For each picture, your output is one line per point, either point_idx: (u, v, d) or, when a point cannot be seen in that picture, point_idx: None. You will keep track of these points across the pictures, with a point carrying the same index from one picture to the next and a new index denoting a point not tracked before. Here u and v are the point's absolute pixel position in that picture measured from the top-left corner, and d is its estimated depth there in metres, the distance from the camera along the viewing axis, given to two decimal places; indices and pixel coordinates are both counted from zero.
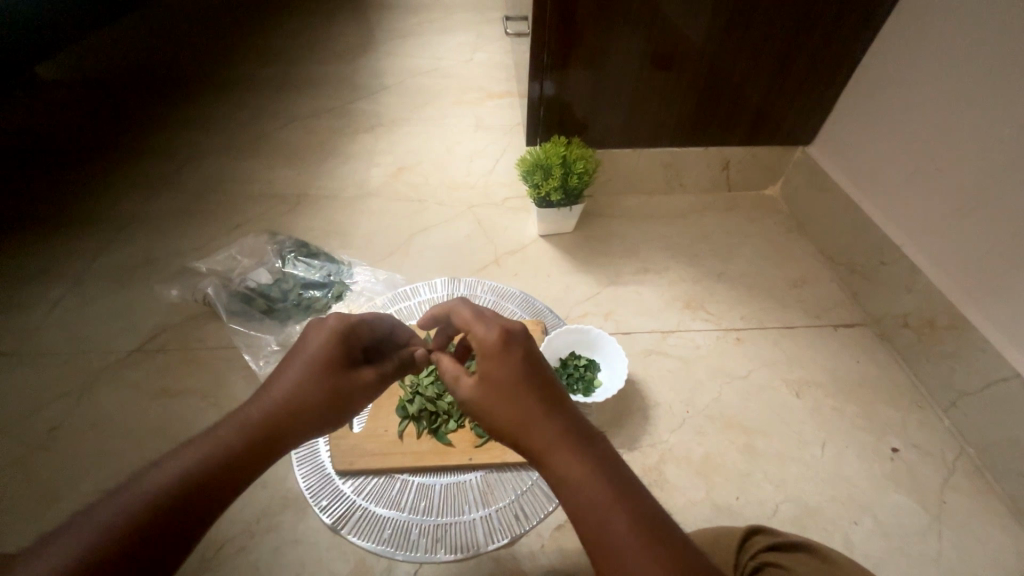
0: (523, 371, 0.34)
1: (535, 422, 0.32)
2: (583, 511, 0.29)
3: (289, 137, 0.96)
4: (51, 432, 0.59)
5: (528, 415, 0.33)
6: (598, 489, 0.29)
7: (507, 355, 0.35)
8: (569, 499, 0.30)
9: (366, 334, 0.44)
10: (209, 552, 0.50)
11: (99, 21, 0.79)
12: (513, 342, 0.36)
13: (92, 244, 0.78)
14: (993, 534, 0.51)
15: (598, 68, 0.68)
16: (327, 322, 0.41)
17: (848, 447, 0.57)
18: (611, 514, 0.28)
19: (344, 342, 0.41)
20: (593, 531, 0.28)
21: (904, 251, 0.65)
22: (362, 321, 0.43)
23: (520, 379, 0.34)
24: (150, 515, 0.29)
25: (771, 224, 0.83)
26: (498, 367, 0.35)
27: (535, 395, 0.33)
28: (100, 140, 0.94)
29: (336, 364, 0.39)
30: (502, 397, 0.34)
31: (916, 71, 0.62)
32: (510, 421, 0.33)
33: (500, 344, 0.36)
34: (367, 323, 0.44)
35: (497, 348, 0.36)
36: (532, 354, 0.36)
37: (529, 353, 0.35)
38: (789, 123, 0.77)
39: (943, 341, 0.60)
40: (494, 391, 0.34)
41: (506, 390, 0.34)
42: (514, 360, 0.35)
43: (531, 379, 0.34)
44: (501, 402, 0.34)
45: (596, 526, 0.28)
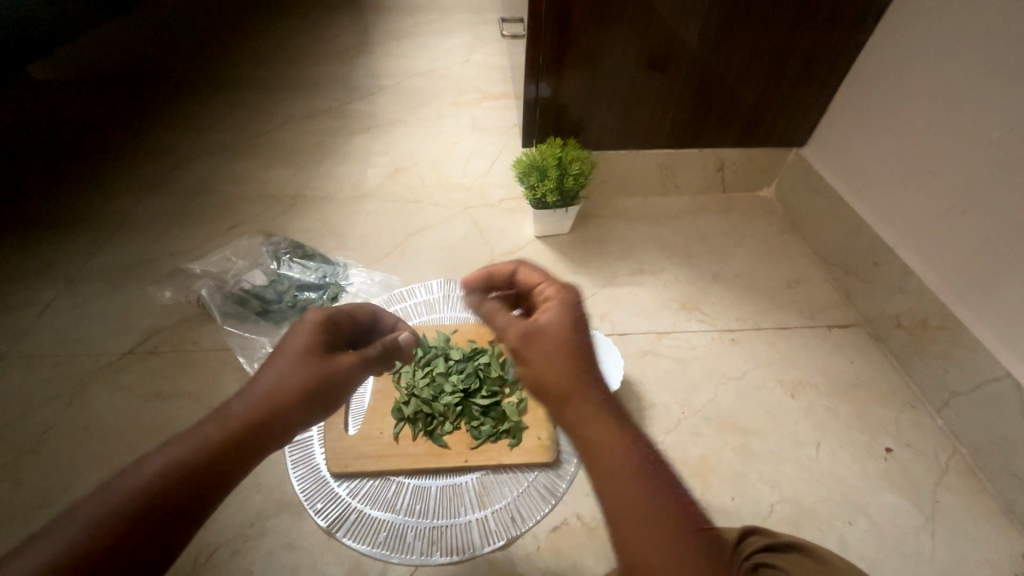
0: (578, 335, 0.35)
1: (580, 385, 0.32)
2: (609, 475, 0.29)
3: (285, 138, 0.96)
4: (42, 434, 0.58)
5: (574, 376, 0.32)
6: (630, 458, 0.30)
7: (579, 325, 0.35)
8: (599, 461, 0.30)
9: (347, 326, 0.44)
10: (202, 556, 0.50)
11: (93, 22, 0.79)
12: (575, 307, 0.36)
13: (84, 244, 0.78)
14: (986, 533, 0.52)
15: (593, 70, 0.68)
16: (308, 315, 0.41)
17: (842, 448, 0.58)
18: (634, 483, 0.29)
19: (325, 333, 0.41)
20: (616, 497, 0.28)
21: (897, 252, 0.66)
22: (341, 313, 0.44)
23: (574, 341, 0.34)
24: (134, 515, 0.29)
25: (766, 225, 0.83)
26: (555, 325, 0.35)
27: (581, 360, 0.33)
28: (94, 140, 0.94)
29: (319, 353, 0.39)
30: (550, 352, 0.33)
31: (908, 74, 0.62)
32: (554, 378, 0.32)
33: (575, 313, 0.36)
34: (347, 312, 0.44)
35: (559, 308, 0.36)
36: (581, 322, 0.36)
37: (588, 321, 0.36)
38: (783, 125, 0.78)
39: (936, 342, 0.60)
40: (544, 346, 0.34)
41: (556, 350, 0.33)
42: (570, 326, 0.35)
43: (581, 345, 0.34)
44: (547, 359, 0.33)
45: (619, 491, 0.29)
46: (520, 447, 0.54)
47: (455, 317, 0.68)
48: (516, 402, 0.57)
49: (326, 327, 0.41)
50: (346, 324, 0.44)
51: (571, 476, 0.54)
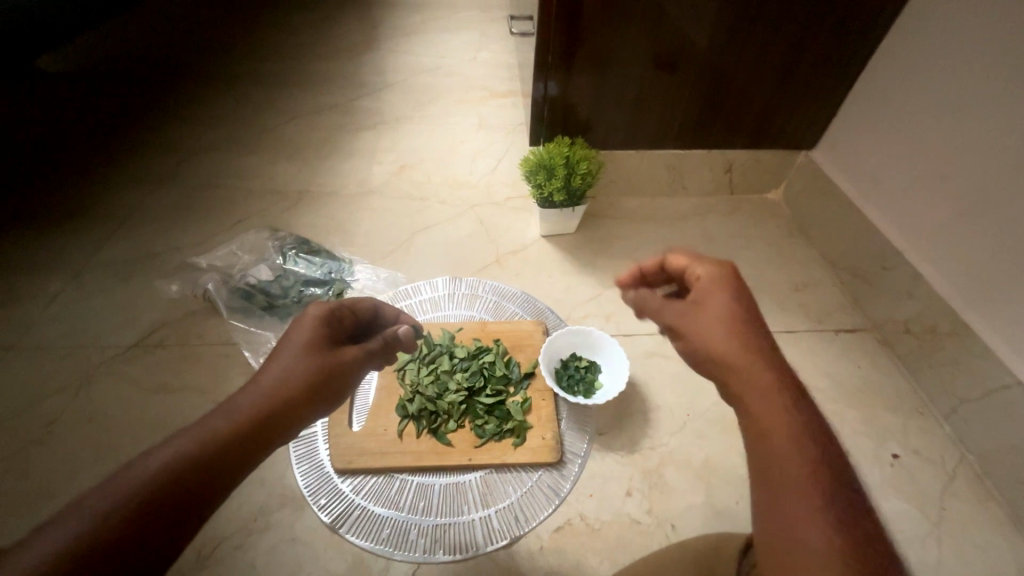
0: (748, 317, 0.35)
1: (756, 360, 0.33)
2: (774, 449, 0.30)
3: (292, 133, 0.96)
4: (48, 426, 0.58)
5: (746, 350, 0.33)
6: (795, 435, 0.30)
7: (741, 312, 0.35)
8: (766, 432, 0.30)
9: (350, 320, 0.45)
10: (206, 550, 0.50)
11: (101, 15, 0.79)
12: (742, 282, 0.37)
13: (91, 237, 0.78)
14: (993, 541, 0.51)
15: (603, 69, 0.68)
16: (310, 310, 0.42)
17: (848, 453, 0.57)
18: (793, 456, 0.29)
19: (327, 327, 0.42)
20: (778, 467, 0.29)
21: (906, 257, 0.65)
22: (343, 308, 0.44)
23: (744, 319, 0.35)
24: (143, 506, 0.29)
25: (773, 228, 0.83)
26: (723, 301, 0.36)
27: (755, 339, 0.34)
28: (102, 134, 0.94)
29: (324, 347, 0.40)
30: (716, 323, 0.35)
31: (921, 78, 0.62)
32: (721, 351, 0.34)
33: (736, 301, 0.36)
34: (349, 307, 0.45)
35: (722, 289, 0.37)
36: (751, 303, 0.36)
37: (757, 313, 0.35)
38: (793, 127, 0.77)
39: (945, 348, 0.60)
40: (710, 314, 0.35)
41: (722, 326, 0.34)
42: (740, 305, 0.35)
43: (753, 323, 0.35)
44: (718, 334, 0.34)
45: (777, 461, 0.29)
46: (524, 446, 0.54)
47: (460, 315, 0.68)
48: (521, 401, 0.57)
49: (328, 322, 0.42)
50: (348, 318, 0.44)
51: (574, 475, 0.54)
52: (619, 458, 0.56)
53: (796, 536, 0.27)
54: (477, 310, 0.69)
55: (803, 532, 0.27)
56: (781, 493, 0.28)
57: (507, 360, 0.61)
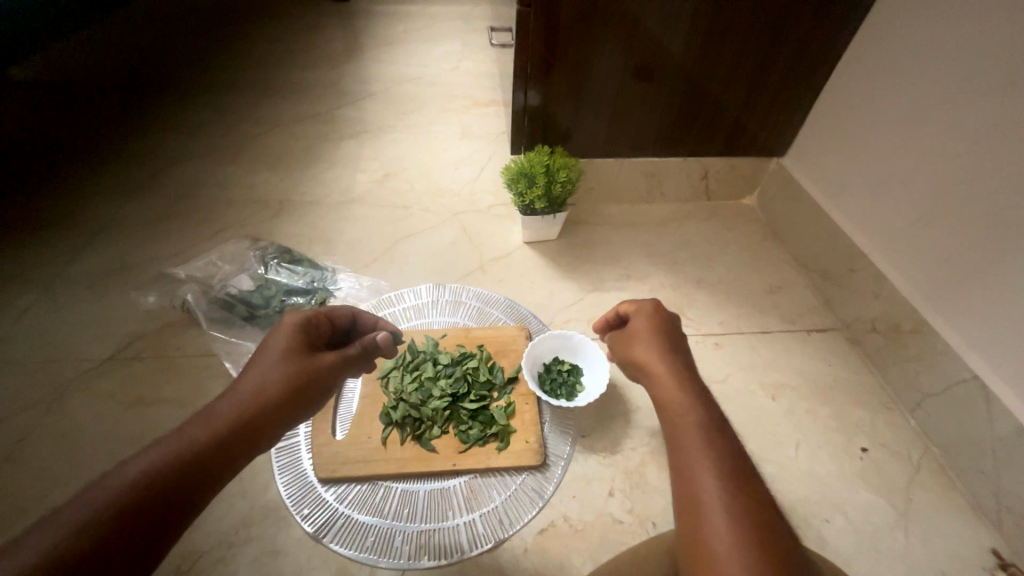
0: (668, 329, 0.47)
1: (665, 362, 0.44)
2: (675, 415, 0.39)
3: (273, 142, 0.96)
4: (20, 442, 0.57)
5: (660, 351, 0.45)
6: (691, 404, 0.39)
7: (659, 330, 0.47)
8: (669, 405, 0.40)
9: (325, 327, 0.45)
10: (186, 564, 0.50)
11: (77, 25, 0.79)
12: (663, 312, 0.49)
13: (66, 249, 0.77)
14: (957, 529, 0.54)
15: (581, 79, 0.70)
16: (286, 320, 0.43)
17: (820, 449, 0.59)
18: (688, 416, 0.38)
19: (304, 334, 0.42)
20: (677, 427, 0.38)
21: (871, 258, 0.68)
22: (319, 316, 0.45)
23: (661, 329, 0.48)
24: (122, 513, 0.29)
25: (747, 232, 0.86)
26: (647, 326, 0.48)
27: (669, 343, 0.46)
28: (78, 143, 0.92)
29: (301, 353, 0.41)
30: (641, 334, 0.47)
31: (880, 88, 0.65)
32: (643, 354, 0.46)
33: (657, 321, 0.48)
34: (324, 316, 0.46)
35: (648, 309, 0.49)
36: (673, 321, 0.49)
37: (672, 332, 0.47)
38: (763, 134, 0.80)
39: (908, 345, 0.63)
40: (639, 337, 0.47)
41: (646, 334, 0.47)
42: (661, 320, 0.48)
43: (669, 333, 0.47)
44: (642, 342, 0.46)
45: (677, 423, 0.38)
46: (508, 450, 0.55)
47: (444, 322, 0.69)
48: (504, 406, 0.58)
49: (306, 330, 0.43)
50: (325, 326, 0.45)
51: (558, 478, 0.55)
52: (601, 460, 0.57)
53: (690, 469, 0.35)
54: (461, 316, 0.70)
55: (696, 471, 0.34)
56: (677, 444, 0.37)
57: (491, 365, 0.61)
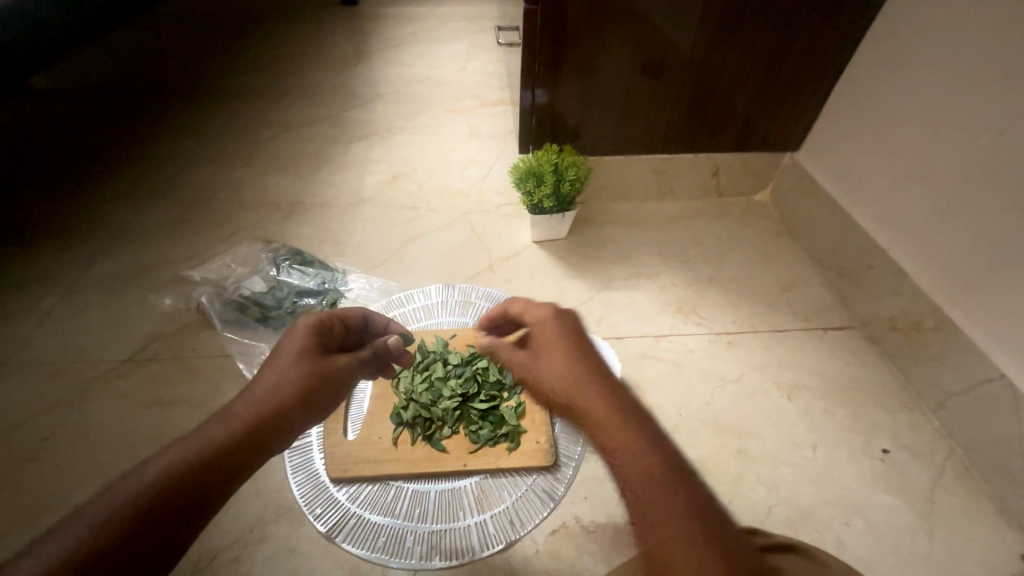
0: (577, 341, 0.38)
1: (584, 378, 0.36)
2: (641, 498, 0.30)
3: (284, 145, 0.97)
4: (41, 443, 0.58)
5: (578, 377, 0.36)
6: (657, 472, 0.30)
7: (567, 333, 0.39)
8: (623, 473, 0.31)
9: (340, 329, 0.45)
10: (202, 562, 0.50)
11: (95, 34, 0.80)
12: (566, 312, 0.41)
13: (85, 253, 0.78)
14: (982, 533, 0.52)
15: (589, 76, 0.69)
16: (300, 321, 0.42)
17: (839, 449, 0.58)
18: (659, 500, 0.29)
19: (318, 336, 0.42)
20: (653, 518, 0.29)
21: (890, 254, 0.66)
22: (334, 318, 0.45)
23: (569, 333, 0.39)
24: (141, 513, 0.29)
25: (761, 229, 0.84)
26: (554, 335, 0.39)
27: (586, 362, 0.37)
28: (95, 149, 0.94)
29: (315, 356, 0.40)
30: (547, 352, 0.38)
31: (898, 79, 0.63)
32: (562, 383, 0.36)
33: (560, 323, 0.40)
34: (337, 318, 0.45)
35: (551, 320, 0.40)
36: (577, 323, 0.40)
37: (581, 331, 0.39)
38: (776, 129, 0.78)
39: (930, 343, 0.61)
40: (550, 351, 0.38)
41: (559, 356, 0.37)
42: (568, 331, 0.39)
43: (582, 346, 0.38)
44: (553, 366, 0.37)
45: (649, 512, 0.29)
46: (518, 450, 0.55)
47: (453, 322, 0.69)
48: (514, 405, 0.58)
49: (320, 332, 0.42)
50: (339, 328, 0.45)
51: (569, 478, 0.55)
52: None
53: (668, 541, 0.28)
54: (470, 317, 0.69)
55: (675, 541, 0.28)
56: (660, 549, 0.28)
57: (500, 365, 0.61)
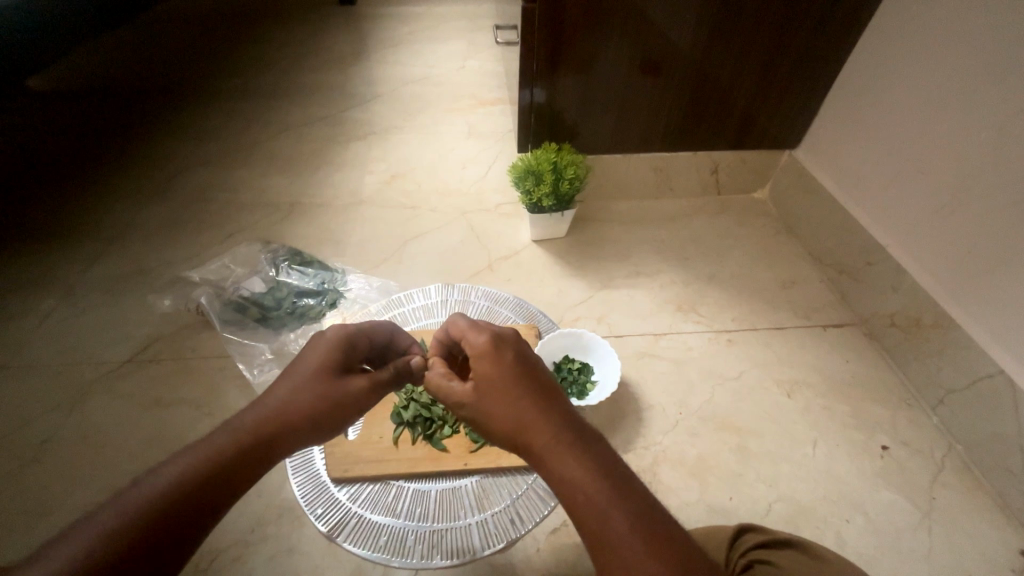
0: (519, 368, 0.36)
1: (524, 411, 0.33)
2: (602, 540, 0.28)
3: (283, 146, 0.97)
4: (42, 444, 0.58)
5: (520, 412, 0.33)
6: (615, 509, 0.29)
7: (501, 363, 0.36)
8: (577, 514, 0.29)
9: (365, 344, 0.45)
10: (203, 564, 0.50)
11: (92, 34, 0.80)
12: (500, 340, 0.38)
13: (84, 254, 0.78)
14: (983, 529, 0.52)
15: (587, 75, 0.69)
16: (326, 335, 0.42)
17: (839, 447, 0.58)
18: (620, 539, 0.28)
19: (338, 353, 0.41)
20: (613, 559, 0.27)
21: (889, 250, 0.66)
22: (360, 333, 0.44)
23: (504, 365, 0.36)
24: (148, 521, 0.29)
25: (760, 227, 0.84)
26: (487, 370, 0.36)
27: (528, 391, 0.34)
28: (93, 151, 0.94)
29: (331, 373, 0.40)
30: (484, 383, 0.36)
31: (896, 76, 0.63)
32: (506, 420, 0.34)
33: (494, 353, 0.37)
34: (363, 333, 0.44)
35: (488, 350, 0.37)
36: (517, 344, 0.38)
37: (517, 357, 0.37)
38: (775, 127, 0.78)
39: (929, 340, 0.61)
40: (487, 387, 0.35)
41: (501, 389, 0.35)
42: (507, 359, 0.36)
43: (521, 374, 0.35)
44: (493, 402, 0.35)
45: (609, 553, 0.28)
46: None
47: None
48: None
49: (343, 348, 0.42)
50: (364, 343, 0.44)
51: None
52: None
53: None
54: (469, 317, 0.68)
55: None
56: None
57: None
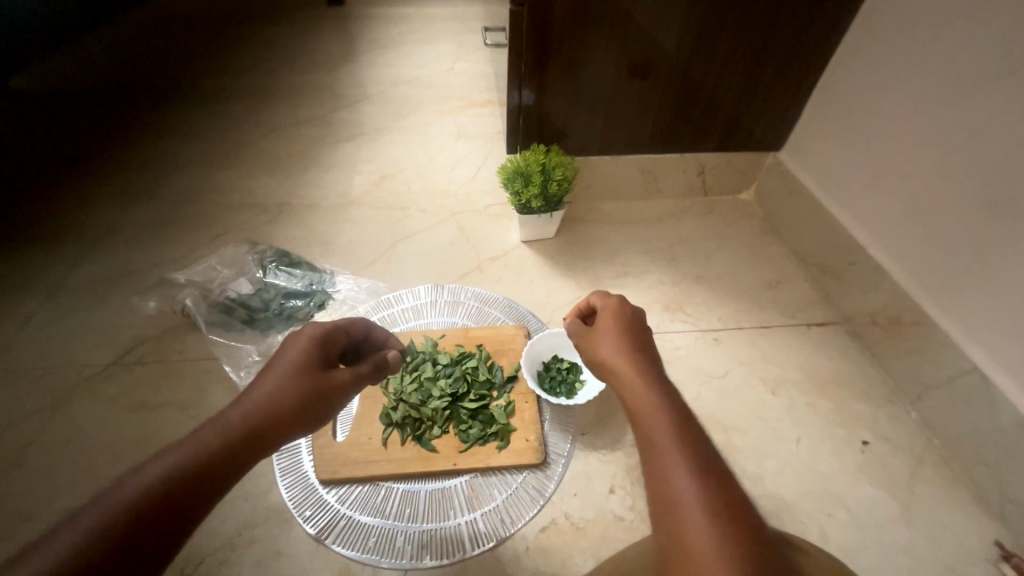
0: (635, 323, 0.43)
1: (625, 347, 0.40)
2: (662, 463, 0.31)
3: (270, 147, 0.96)
4: (23, 449, 0.57)
5: (630, 356, 0.39)
6: (681, 442, 0.32)
7: (622, 315, 0.43)
8: (648, 435, 0.33)
9: (342, 339, 0.45)
10: (189, 568, 0.49)
11: (76, 34, 0.79)
12: (627, 302, 0.45)
13: (67, 255, 0.77)
14: (960, 521, 0.53)
15: (575, 77, 0.70)
16: (303, 331, 0.42)
17: (822, 443, 0.59)
18: (679, 466, 0.31)
19: (322, 348, 0.42)
20: (666, 480, 0.30)
21: (869, 250, 0.68)
22: (336, 329, 0.44)
23: (624, 320, 0.43)
24: (132, 521, 0.29)
25: (745, 227, 0.85)
26: (610, 318, 0.44)
27: (640, 348, 0.40)
28: (77, 151, 0.93)
29: (316, 367, 0.40)
30: (608, 331, 0.42)
31: (877, 80, 0.65)
32: (608, 347, 0.41)
33: (619, 307, 0.44)
34: (341, 329, 0.45)
35: (615, 305, 0.45)
36: (644, 320, 0.44)
37: (638, 316, 0.44)
38: (760, 129, 0.80)
39: (909, 337, 0.62)
40: (605, 329, 0.43)
41: (613, 331, 0.42)
42: (628, 313, 0.44)
43: (634, 328, 0.42)
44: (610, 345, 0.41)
45: (665, 473, 0.31)
46: (508, 448, 0.55)
47: (443, 322, 0.69)
48: (504, 404, 0.58)
49: (324, 342, 0.42)
50: (343, 337, 0.45)
51: (559, 476, 0.55)
52: (603, 457, 0.57)
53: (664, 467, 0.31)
54: (459, 316, 0.70)
55: (669, 468, 0.31)
56: (670, 510, 0.29)
57: (489, 365, 0.61)
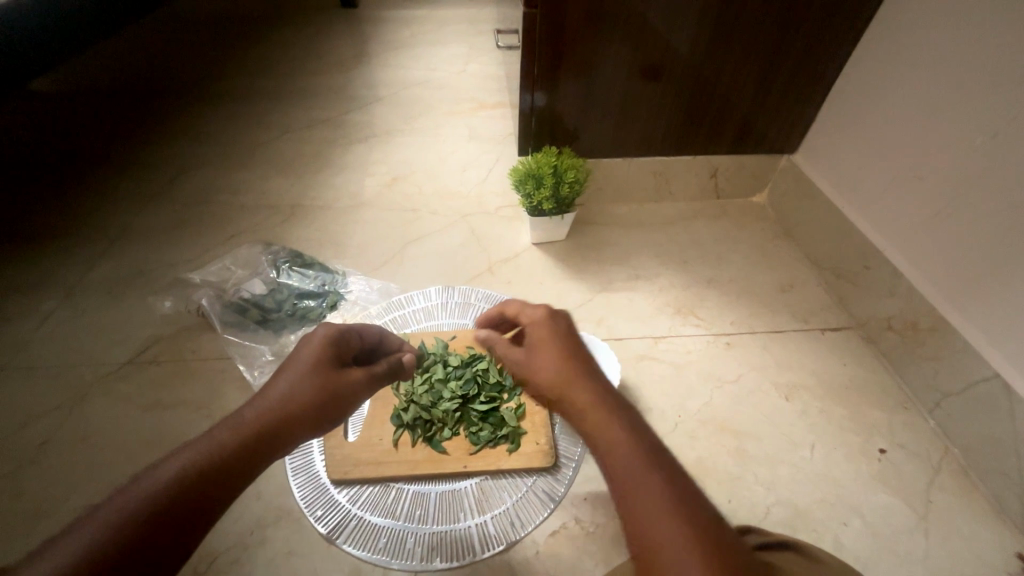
0: (569, 336, 0.40)
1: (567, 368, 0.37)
2: (639, 506, 0.29)
3: (284, 148, 0.97)
4: (42, 446, 0.58)
5: (577, 382, 0.36)
6: (655, 484, 0.29)
7: (555, 331, 0.41)
8: (619, 479, 0.30)
9: (356, 342, 0.45)
10: (203, 566, 0.50)
11: (95, 37, 0.80)
12: (558, 316, 0.42)
13: (86, 255, 0.79)
14: (979, 532, 0.52)
15: (588, 78, 0.69)
16: (317, 332, 0.42)
17: (837, 449, 0.58)
18: (658, 506, 0.28)
19: (335, 346, 0.42)
20: (646, 525, 0.28)
21: (886, 256, 0.67)
22: (350, 330, 0.45)
23: (564, 334, 0.41)
24: (154, 514, 0.29)
25: (758, 231, 0.85)
26: (547, 332, 0.41)
27: (588, 370, 0.37)
28: (95, 151, 0.95)
29: (329, 366, 0.41)
30: (549, 353, 0.39)
31: (894, 83, 0.64)
32: (551, 368, 0.38)
33: (549, 321, 0.42)
34: (354, 330, 0.45)
35: (546, 319, 0.42)
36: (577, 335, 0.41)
37: (570, 331, 0.41)
38: (774, 131, 0.79)
39: (927, 343, 0.61)
40: (543, 347, 0.39)
41: (552, 350, 0.39)
42: (561, 325, 0.41)
43: (572, 345, 0.40)
44: (553, 360, 0.38)
45: (646, 518, 0.28)
46: (518, 451, 0.55)
47: (454, 323, 0.69)
48: (514, 407, 0.58)
49: (338, 341, 0.43)
50: (357, 339, 0.45)
51: (569, 479, 0.55)
52: None
53: (641, 509, 0.29)
54: (470, 318, 0.70)
55: (645, 510, 0.28)
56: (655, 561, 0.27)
57: (500, 367, 0.61)
